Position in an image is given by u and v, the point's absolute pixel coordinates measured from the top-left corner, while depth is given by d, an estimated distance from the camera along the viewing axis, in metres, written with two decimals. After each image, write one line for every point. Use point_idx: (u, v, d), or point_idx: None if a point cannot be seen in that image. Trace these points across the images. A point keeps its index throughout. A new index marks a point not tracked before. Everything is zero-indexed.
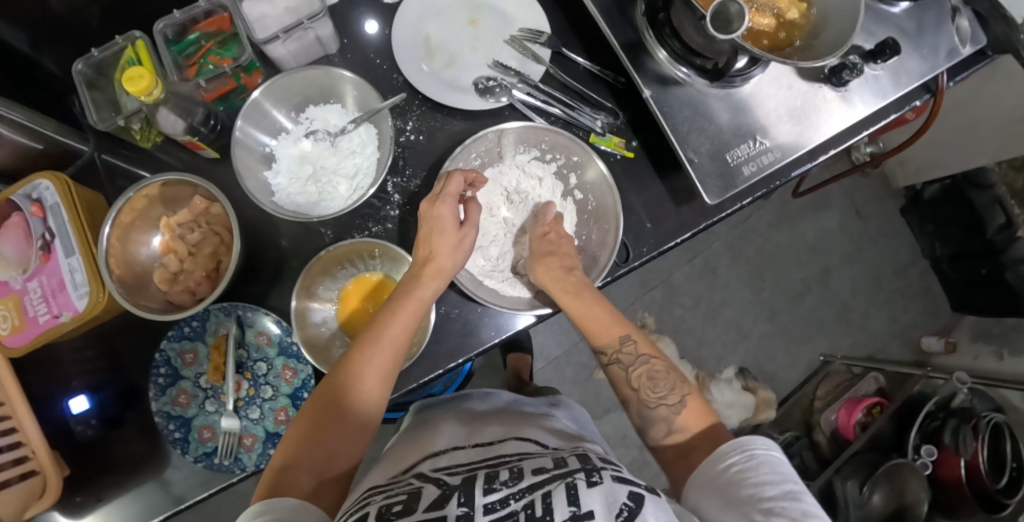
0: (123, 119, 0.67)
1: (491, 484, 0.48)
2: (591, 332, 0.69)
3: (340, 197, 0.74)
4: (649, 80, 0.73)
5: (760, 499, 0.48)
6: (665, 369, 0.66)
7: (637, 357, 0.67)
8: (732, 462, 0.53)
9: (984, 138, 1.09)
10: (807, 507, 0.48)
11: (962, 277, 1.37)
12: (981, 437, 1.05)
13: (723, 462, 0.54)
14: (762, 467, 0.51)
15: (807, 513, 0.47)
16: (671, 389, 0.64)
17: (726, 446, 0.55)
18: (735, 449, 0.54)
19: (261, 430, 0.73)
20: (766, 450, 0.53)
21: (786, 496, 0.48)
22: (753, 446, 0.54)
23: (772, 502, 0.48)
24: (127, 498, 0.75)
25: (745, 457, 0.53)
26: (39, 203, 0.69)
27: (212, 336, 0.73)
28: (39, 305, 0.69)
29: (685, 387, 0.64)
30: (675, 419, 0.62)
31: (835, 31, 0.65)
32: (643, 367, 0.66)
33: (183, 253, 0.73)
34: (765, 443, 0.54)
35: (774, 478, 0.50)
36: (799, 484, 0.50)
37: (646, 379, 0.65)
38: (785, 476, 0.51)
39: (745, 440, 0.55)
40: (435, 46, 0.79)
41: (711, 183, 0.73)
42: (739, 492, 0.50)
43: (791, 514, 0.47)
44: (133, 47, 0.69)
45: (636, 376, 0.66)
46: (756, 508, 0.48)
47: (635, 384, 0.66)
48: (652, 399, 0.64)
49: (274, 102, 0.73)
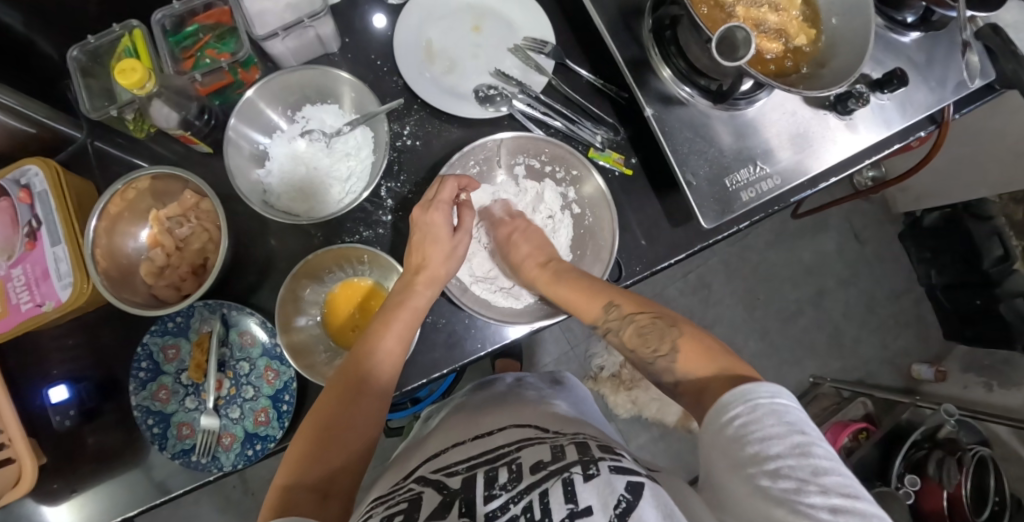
0: (116, 109, 0.66)
1: (490, 489, 0.46)
2: (573, 305, 0.68)
3: (333, 200, 0.74)
4: (652, 98, 0.72)
5: (765, 460, 0.43)
6: (653, 320, 0.61)
7: (623, 317, 0.64)
8: (733, 415, 0.48)
9: (987, 170, 1.08)
10: (819, 463, 0.43)
11: (958, 307, 1.36)
12: (966, 470, 1.05)
13: (724, 415, 0.48)
14: (769, 418, 0.46)
15: (818, 472, 0.42)
16: (661, 337, 0.59)
17: (728, 395, 0.49)
18: (736, 399, 0.48)
19: (240, 430, 0.72)
20: (770, 398, 0.47)
21: (795, 453, 0.43)
22: (757, 395, 0.47)
23: (778, 463, 0.43)
24: (102, 490, 0.74)
25: (748, 410, 0.47)
26: (27, 189, 0.68)
27: (195, 333, 0.73)
28: (22, 292, 0.68)
29: (676, 330, 0.59)
30: (676, 368, 0.57)
31: (843, 61, 0.64)
32: (632, 325, 0.63)
33: (170, 247, 0.72)
34: (770, 389, 0.47)
35: (781, 431, 0.45)
36: (810, 433, 0.45)
37: (636, 338, 0.61)
38: (795, 424, 0.45)
39: (748, 388, 0.48)
40: (437, 51, 0.78)
41: (708, 206, 0.72)
42: (743, 452, 0.45)
43: (800, 476, 0.42)
44: (130, 36, 0.68)
45: (627, 338, 0.63)
46: (762, 473, 0.43)
47: (628, 346, 0.62)
48: (650, 356, 0.60)
49: (268, 100, 0.72)
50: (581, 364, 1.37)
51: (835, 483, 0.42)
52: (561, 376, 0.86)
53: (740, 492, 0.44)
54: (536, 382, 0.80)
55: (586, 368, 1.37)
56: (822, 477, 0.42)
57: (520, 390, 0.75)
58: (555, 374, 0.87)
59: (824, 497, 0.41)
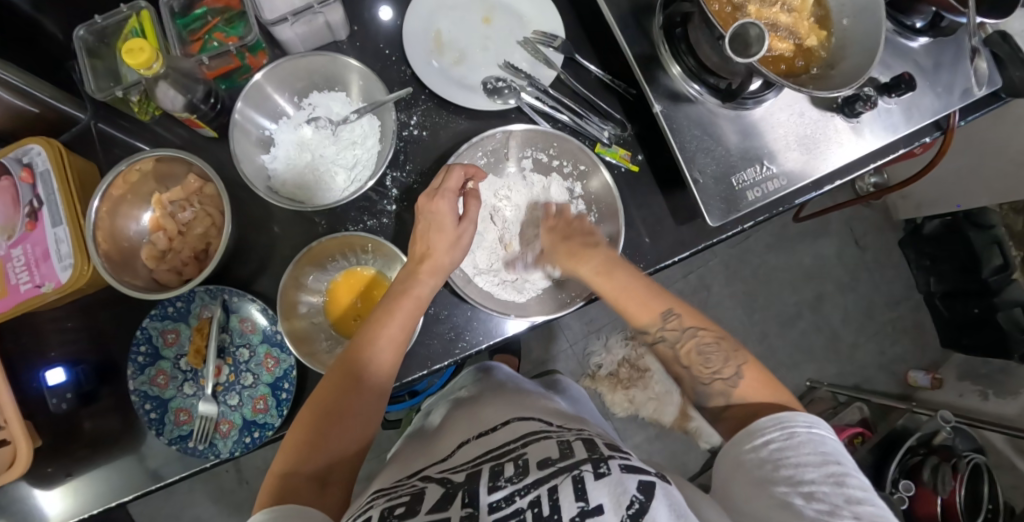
0: (121, 90, 0.66)
1: (495, 481, 0.46)
2: (628, 311, 0.66)
3: (337, 188, 0.73)
4: (661, 95, 0.72)
5: (800, 483, 0.45)
6: (717, 340, 0.62)
7: (683, 331, 0.63)
8: (769, 440, 0.49)
9: (989, 179, 1.09)
10: (853, 493, 0.44)
11: (954, 316, 1.37)
12: (960, 477, 1.06)
13: (758, 436, 0.50)
14: (805, 446, 0.48)
15: (853, 500, 0.44)
16: (725, 361, 0.60)
17: (764, 420, 0.51)
18: (774, 424, 0.50)
19: (238, 417, 0.71)
20: (808, 428, 0.49)
21: (830, 480, 0.45)
22: (795, 423, 0.49)
23: (813, 486, 0.45)
24: (97, 474, 0.74)
25: (784, 435, 0.49)
26: (29, 168, 0.68)
27: (195, 318, 0.72)
28: (21, 272, 0.67)
29: (740, 357, 0.60)
30: (733, 393, 0.59)
31: (853, 63, 0.64)
32: (692, 341, 0.63)
33: (172, 231, 0.72)
34: (807, 420, 0.49)
35: (817, 459, 0.46)
36: (846, 464, 0.47)
37: (696, 354, 0.62)
38: (831, 455, 0.47)
39: (785, 416, 0.50)
40: (446, 42, 0.78)
41: (713, 204, 0.72)
42: (778, 473, 0.47)
43: (834, 501, 0.44)
44: (137, 17, 0.67)
45: (685, 352, 0.63)
46: (797, 493, 0.45)
47: (685, 362, 0.63)
48: (706, 376, 0.61)
49: (275, 86, 0.72)
50: (579, 361, 1.37)
51: (870, 512, 0.43)
52: (556, 380, 0.86)
53: (768, 510, 0.45)
54: (535, 381, 0.80)
55: (584, 366, 1.37)
56: (856, 505, 0.43)
57: (518, 382, 0.75)
58: (551, 378, 0.87)
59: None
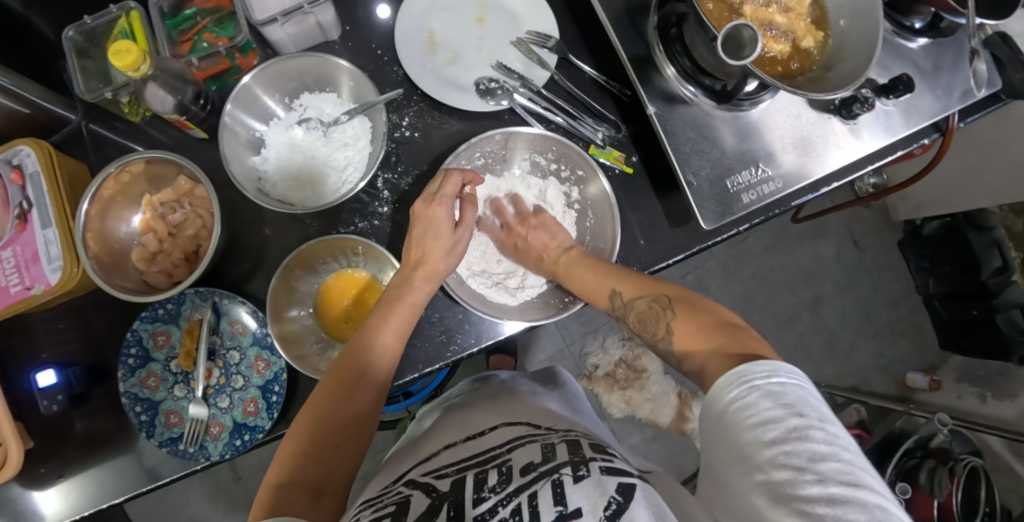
0: (111, 91, 0.65)
1: (480, 492, 0.45)
2: (589, 292, 0.69)
3: (329, 190, 0.73)
4: (655, 97, 0.71)
5: (762, 448, 0.43)
6: (648, 303, 0.62)
7: (626, 302, 0.65)
8: (731, 398, 0.47)
9: (989, 181, 1.08)
10: (816, 449, 0.42)
11: (953, 318, 1.36)
12: (957, 480, 1.06)
13: (722, 397, 0.48)
14: (764, 400, 0.45)
15: (815, 457, 0.42)
16: (658, 321, 0.60)
17: (724, 376, 0.49)
18: (733, 381, 0.47)
19: (229, 420, 0.71)
20: (767, 378, 0.46)
21: (792, 437, 0.43)
22: (753, 376, 0.47)
23: (776, 449, 0.43)
24: (90, 477, 0.74)
25: (743, 393, 0.46)
26: (19, 169, 0.67)
27: (186, 321, 0.72)
28: (11, 274, 0.67)
29: (668, 309, 0.60)
30: (677, 345, 0.58)
31: (849, 65, 0.63)
32: (633, 311, 0.64)
33: (163, 233, 0.71)
34: (766, 369, 0.46)
35: (777, 414, 0.44)
36: (808, 413, 0.44)
37: (638, 324, 0.63)
38: (793, 406, 0.44)
39: (744, 370, 0.47)
40: (439, 42, 0.77)
41: (707, 207, 0.71)
42: (740, 438, 0.45)
43: (797, 463, 0.42)
44: (127, 17, 0.67)
45: (632, 324, 0.64)
46: (759, 463, 0.43)
47: (635, 329, 0.64)
48: (655, 337, 0.61)
49: (266, 87, 0.72)
50: (576, 362, 1.37)
51: (833, 470, 0.41)
52: (555, 373, 0.86)
53: (740, 486, 0.44)
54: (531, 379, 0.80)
55: (580, 367, 1.37)
56: (819, 463, 0.42)
57: (514, 386, 0.75)
58: (545, 369, 0.88)
59: (821, 485, 0.41)
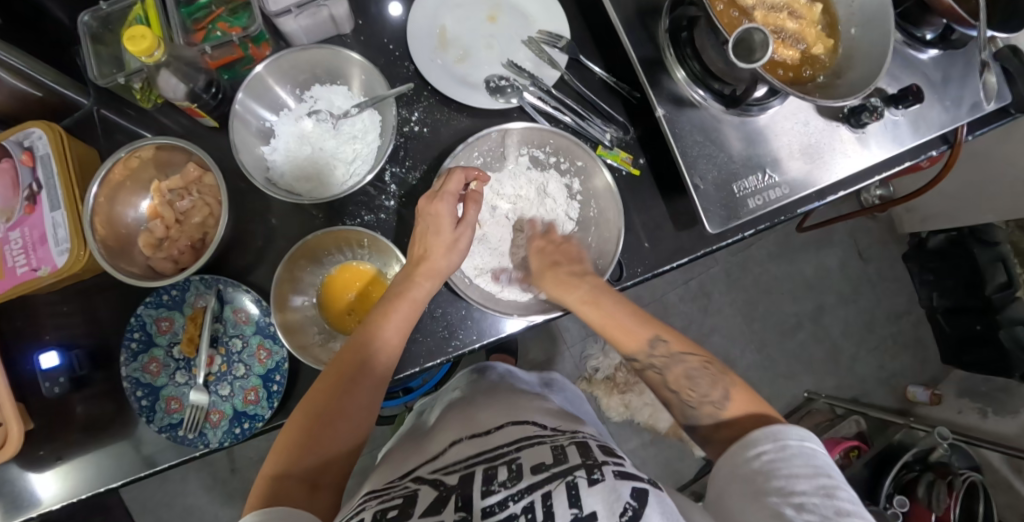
0: (123, 76, 0.65)
1: (489, 485, 0.45)
2: (616, 339, 0.65)
3: (337, 181, 0.73)
4: (664, 99, 0.71)
5: (791, 494, 0.44)
6: (706, 365, 0.61)
7: (671, 359, 0.62)
8: (761, 451, 0.49)
9: (995, 197, 1.08)
10: (842, 505, 0.44)
11: (955, 332, 1.36)
12: (955, 495, 1.04)
13: (752, 449, 0.50)
14: (796, 458, 0.47)
15: (841, 513, 0.44)
16: (714, 384, 0.59)
17: (756, 433, 0.51)
18: (767, 437, 0.50)
19: (228, 407, 0.71)
20: (800, 441, 0.48)
21: (820, 492, 0.45)
22: (788, 436, 0.49)
23: (804, 498, 0.44)
24: (87, 460, 0.74)
25: (777, 448, 0.48)
26: (30, 152, 0.68)
27: (190, 308, 0.72)
28: (18, 255, 0.67)
29: (727, 377, 0.60)
30: (721, 415, 0.58)
31: (860, 72, 0.63)
32: (681, 366, 0.62)
33: (170, 220, 0.71)
34: (800, 433, 0.49)
35: (808, 470, 0.46)
36: (835, 477, 0.46)
37: (685, 379, 0.61)
38: (822, 467, 0.46)
39: (779, 429, 0.50)
40: (450, 39, 0.78)
41: (713, 211, 0.71)
42: (770, 484, 0.46)
43: (825, 513, 0.43)
44: (143, 5, 0.68)
45: (673, 378, 0.62)
46: (788, 504, 0.44)
47: (672, 386, 0.62)
48: (694, 399, 0.60)
49: (277, 78, 0.72)
50: (576, 364, 1.37)
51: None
52: (551, 377, 0.85)
53: (762, 519, 0.44)
54: (528, 379, 0.80)
55: (580, 369, 1.37)
56: (845, 518, 0.43)
57: (512, 381, 0.75)
58: (546, 376, 0.86)
59: None
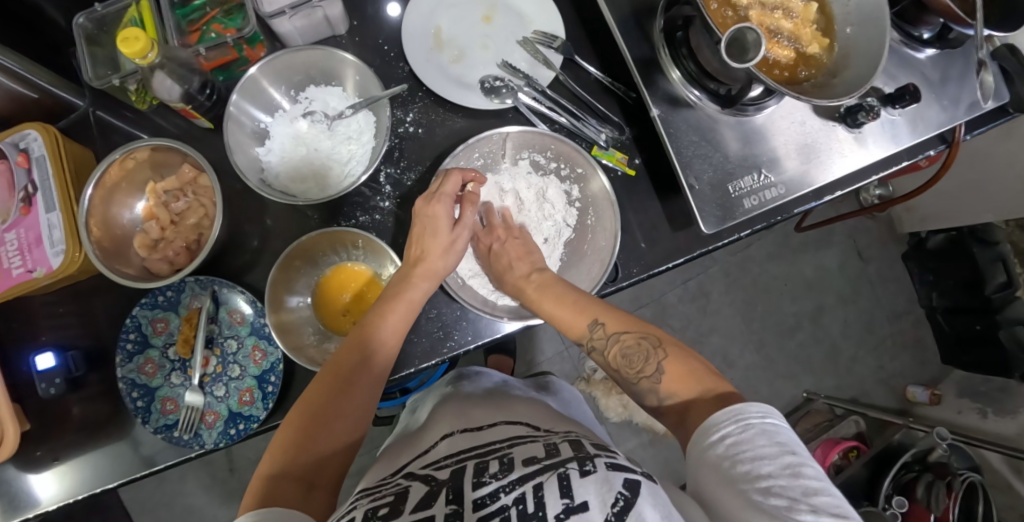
0: (118, 78, 0.66)
1: (480, 477, 0.46)
2: (563, 321, 0.67)
3: (332, 182, 0.73)
4: (659, 99, 0.71)
5: (757, 479, 0.44)
6: (636, 337, 0.62)
7: (610, 336, 0.63)
8: (724, 434, 0.48)
9: (995, 196, 1.07)
10: (809, 484, 0.44)
11: (956, 332, 1.35)
12: (955, 495, 1.04)
13: (714, 433, 0.49)
14: (760, 439, 0.47)
15: (809, 492, 0.43)
16: (647, 360, 0.59)
17: (718, 414, 0.50)
18: (728, 418, 0.49)
19: (224, 408, 0.71)
20: (762, 419, 0.48)
21: (786, 473, 0.44)
22: (749, 415, 0.48)
23: (771, 481, 0.44)
24: (83, 461, 0.74)
25: (740, 429, 0.48)
26: (25, 153, 0.68)
27: (185, 309, 0.72)
28: (14, 256, 0.67)
29: (661, 351, 0.59)
30: (660, 388, 0.58)
31: (856, 72, 0.63)
32: (616, 346, 0.62)
33: (166, 221, 0.71)
34: (761, 410, 0.48)
35: (773, 451, 0.45)
36: (800, 454, 0.46)
37: (620, 359, 0.61)
38: (786, 445, 0.46)
39: (739, 408, 0.49)
40: (445, 39, 0.77)
41: (709, 211, 0.71)
42: (736, 469, 0.45)
43: (793, 495, 0.43)
44: (137, 6, 0.67)
45: (612, 357, 0.62)
46: (755, 489, 0.44)
47: (614, 366, 0.62)
48: (633, 376, 0.60)
49: (272, 79, 0.72)
50: (575, 365, 1.37)
51: (826, 502, 0.43)
52: (546, 381, 0.85)
53: (731, 506, 0.45)
54: (522, 385, 0.80)
55: (579, 370, 1.36)
56: (812, 497, 0.43)
57: (506, 390, 0.75)
58: (539, 379, 0.87)
59: (814, 516, 0.42)
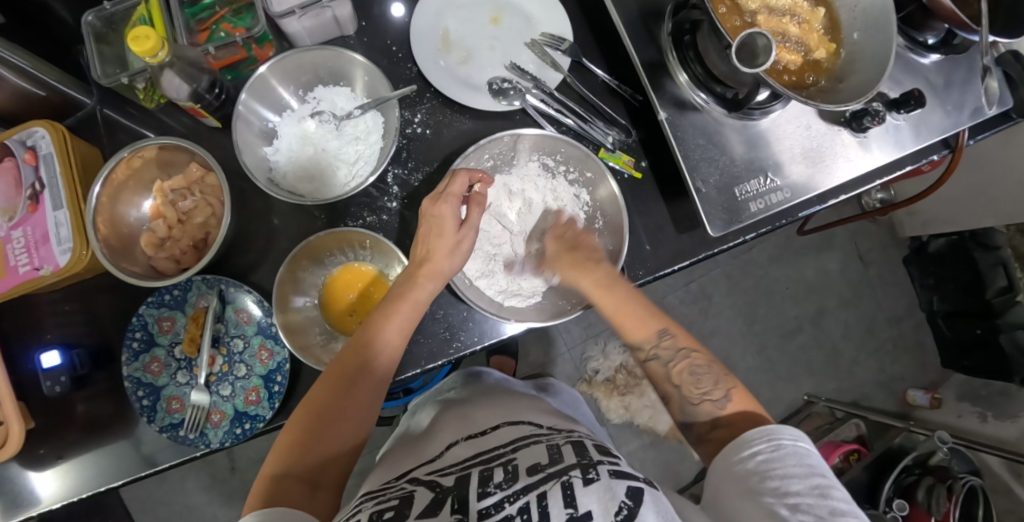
0: (127, 76, 0.65)
1: (485, 486, 0.45)
2: (626, 328, 0.66)
3: (339, 182, 0.74)
4: (666, 103, 0.71)
5: (786, 495, 0.45)
6: (708, 362, 0.62)
7: (677, 351, 0.63)
8: (755, 451, 0.49)
9: (996, 200, 1.08)
10: (836, 505, 0.44)
11: (956, 336, 1.36)
12: (955, 498, 1.05)
13: (746, 450, 0.50)
14: (791, 459, 0.47)
15: (836, 513, 0.44)
16: (715, 384, 0.60)
17: (752, 433, 0.51)
18: (760, 437, 0.50)
19: (229, 408, 0.71)
20: (794, 440, 0.49)
21: (814, 493, 0.45)
22: (782, 436, 0.49)
23: (798, 498, 0.44)
24: (87, 459, 0.74)
25: (771, 448, 0.48)
26: (33, 151, 0.68)
27: (191, 307, 0.72)
28: (21, 254, 0.68)
29: (730, 379, 0.60)
30: (719, 414, 0.58)
31: (860, 78, 0.64)
32: (686, 361, 0.62)
33: (172, 220, 0.71)
34: (794, 433, 0.49)
35: (803, 471, 0.46)
36: (828, 477, 0.46)
37: (687, 375, 0.61)
38: (816, 467, 0.47)
39: (773, 429, 0.50)
40: (452, 41, 0.78)
41: (715, 215, 0.71)
42: (764, 484, 0.46)
43: (819, 514, 0.43)
44: (145, 4, 0.67)
45: (676, 372, 0.62)
46: (782, 504, 0.44)
47: (676, 382, 0.62)
48: (695, 396, 0.60)
49: (281, 78, 0.72)
50: (576, 366, 1.37)
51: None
52: (548, 384, 0.85)
53: (755, 517, 0.44)
54: (524, 385, 0.80)
55: (581, 371, 1.36)
56: (839, 518, 0.43)
57: (508, 387, 0.75)
58: (540, 380, 0.87)
59: None
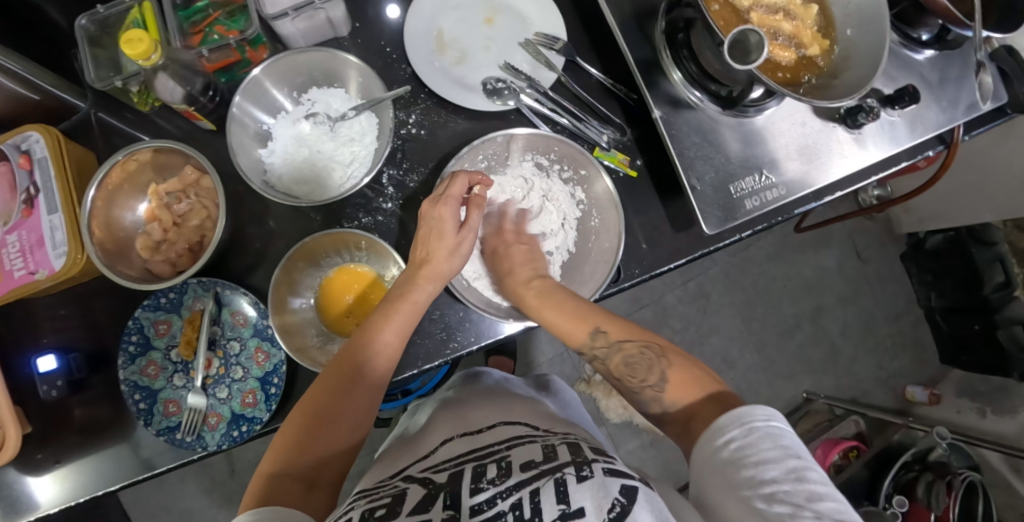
0: (121, 79, 0.65)
1: (478, 482, 0.45)
2: (563, 332, 0.67)
3: (334, 184, 0.74)
4: (661, 101, 0.71)
5: (761, 484, 0.44)
6: (641, 350, 0.62)
7: (612, 346, 0.64)
8: (730, 438, 0.49)
9: (992, 196, 1.08)
10: (814, 488, 0.44)
11: (954, 331, 1.36)
12: (954, 494, 1.05)
13: (721, 437, 0.49)
14: (764, 442, 0.47)
15: (813, 497, 0.43)
16: (648, 369, 0.60)
17: (724, 418, 0.50)
18: (733, 422, 0.49)
19: (227, 410, 0.71)
20: (766, 421, 0.48)
21: (790, 477, 0.44)
22: (754, 418, 0.49)
23: (773, 487, 0.44)
24: (85, 463, 0.73)
25: (744, 433, 0.48)
26: (28, 155, 0.68)
27: (188, 310, 0.72)
28: (16, 259, 0.67)
29: (663, 361, 0.60)
30: (664, 397, 0.58)
31: (857, 74, 0.64)
32: (619, 354, 0.63)
33: (168, 223, 0.71)
34: (765, 413, 0.49)
35: (777, 455, 0.46)
36: (804, 458, 0.46)
37: (623, 367, 0.62)
38: (790, 449, 0.46)
39: (744, 411, 0.49)
40: (447, 41, 0.78)
41: (711, 212, 0.71)
42: (740, 474, 0.46)
43: (795, 501, 0.43)
44: (139, 8, 0.67)
45: (614, 367, 0.63)
46: (758, 496, 0.44)
47: (617, 375, 0.63)
48: (635, 386, 0.61)
49: (275, 80, 0.72)
50: (575, 366, 1.37)
51: (830, 508, 0.43)
52: (547, 381, 0.85)
53: (735, 512, 0.45)
54: (522, 383, 0.80)
55: (579, 371, 1.36)
56: (817, 502, 0.43)
57: (506, 386, 0.75)
58: (540, 378, 0.87)
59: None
